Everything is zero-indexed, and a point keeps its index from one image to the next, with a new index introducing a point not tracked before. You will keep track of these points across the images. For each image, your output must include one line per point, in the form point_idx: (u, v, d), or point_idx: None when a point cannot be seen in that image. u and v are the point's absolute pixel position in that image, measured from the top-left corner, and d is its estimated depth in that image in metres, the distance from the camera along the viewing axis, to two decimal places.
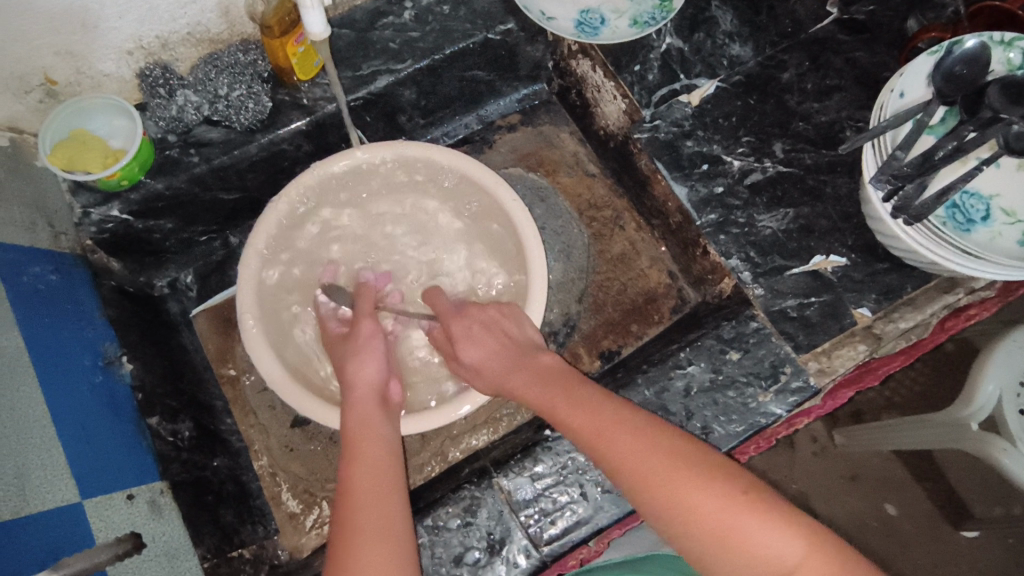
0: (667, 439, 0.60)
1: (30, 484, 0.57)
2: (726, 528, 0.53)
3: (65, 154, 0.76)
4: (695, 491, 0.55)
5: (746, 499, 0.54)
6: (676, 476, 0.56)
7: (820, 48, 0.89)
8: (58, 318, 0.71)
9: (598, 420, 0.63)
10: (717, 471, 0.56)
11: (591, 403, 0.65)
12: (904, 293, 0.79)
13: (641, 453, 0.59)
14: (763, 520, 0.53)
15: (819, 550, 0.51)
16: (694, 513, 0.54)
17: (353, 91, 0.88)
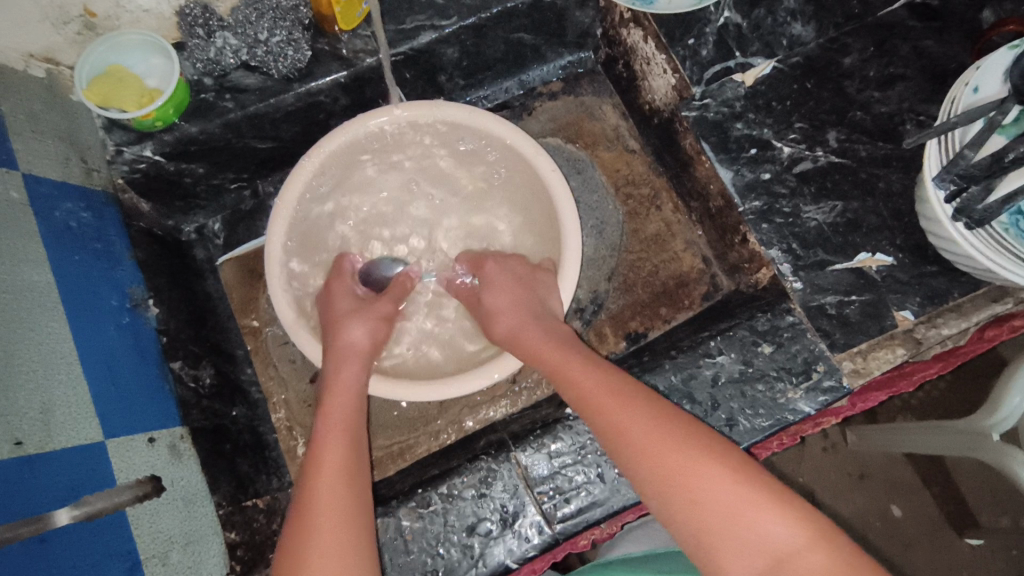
0: (666, 419, 0.60)
1: (54, 419, 0.57)
2: (724, 508, 0.53)
3: (101, 91, 0.75)
4: (692, 471, 0.55)
5: (748, 482, 0.54)
6: (675, 456, 0.57)
7: (887, 34, 0.85)
8: (88, 256, 0.71)
9: (597, 396, 0.64)
10: (720, 454, 0.56)
11: (588, 379, 0.66)
12: (950, 299, 0.76)
13: (638, 431, 0.59)
14: (765, 502, 0.53)
15: (819, 544, 0.50)
16: (694, 493, 0.54)
17: (396, 45, 0.85)
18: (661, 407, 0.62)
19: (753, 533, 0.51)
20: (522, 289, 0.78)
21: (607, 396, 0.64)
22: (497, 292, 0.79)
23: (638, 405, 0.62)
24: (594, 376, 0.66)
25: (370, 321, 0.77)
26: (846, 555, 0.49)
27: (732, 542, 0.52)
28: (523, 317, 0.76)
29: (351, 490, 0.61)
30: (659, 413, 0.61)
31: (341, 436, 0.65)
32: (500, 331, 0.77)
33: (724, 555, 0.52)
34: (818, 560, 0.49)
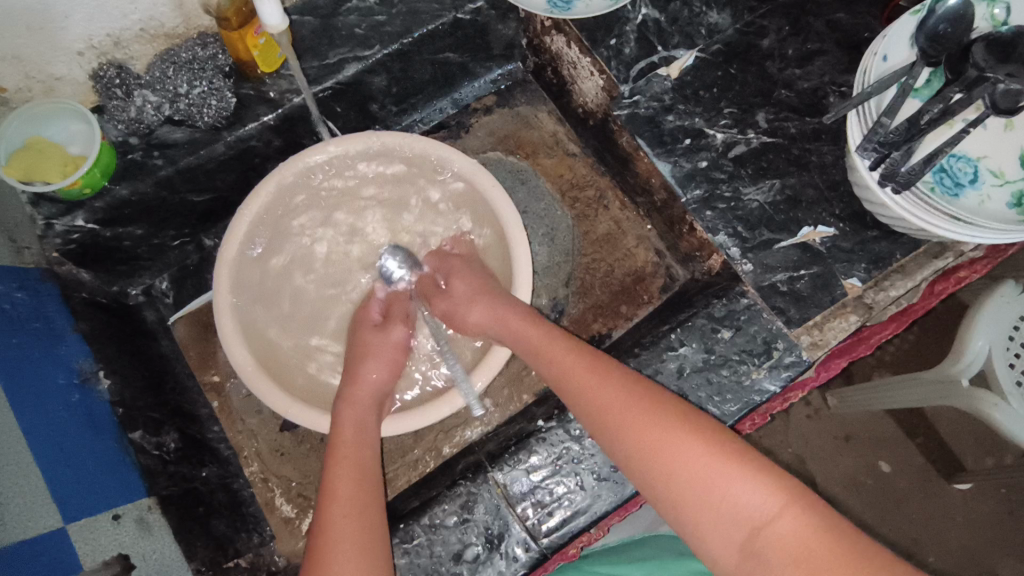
0: (650, 400, 0.60)
1: (7, 515, 0.55)
2: (702, 485, 0.54)
3: (22, 165, 0.72)
4: (671, 450, 0.56)
5: (726, 458, 0.55)
6: (657, 438, 0.57)
7: (800, 11, 0.87)
8: (28, 338, 0.69)
9: (579, 386, 0.64)
10: (703, 431, 0.57)
11: (571, 368, 0.65)
12: (894, 261, 0.78)
13: (622, 420, 0.60)
14: (741, 477, 0.53)
15: (793, 510, 0.52)
16: (674, 471, 0.55)
17: (320, 81, 0.84)
18: (643, 387, 0.62)
19: (729, 507, 0.53)
20: (478, 283, 0.78)
21: (589, 383, 0.63)
22: (457, 298, 0.78)
23: (620, 389, 0.62)
24: (575, 363, 0.66)
25: (387, 360, 0.76)
26: (818, 520, 0.51)
27: (712, 518, 0.53)
28: (493, 308, 0.74)
29: (363, 522, 0.60)
30: (644, 395, 0.61)
31: (353, 475, 0.64)
32: (467, 326, 0.77)
33: (705, 528, 0.54)
34: (791, 529, 0.51)
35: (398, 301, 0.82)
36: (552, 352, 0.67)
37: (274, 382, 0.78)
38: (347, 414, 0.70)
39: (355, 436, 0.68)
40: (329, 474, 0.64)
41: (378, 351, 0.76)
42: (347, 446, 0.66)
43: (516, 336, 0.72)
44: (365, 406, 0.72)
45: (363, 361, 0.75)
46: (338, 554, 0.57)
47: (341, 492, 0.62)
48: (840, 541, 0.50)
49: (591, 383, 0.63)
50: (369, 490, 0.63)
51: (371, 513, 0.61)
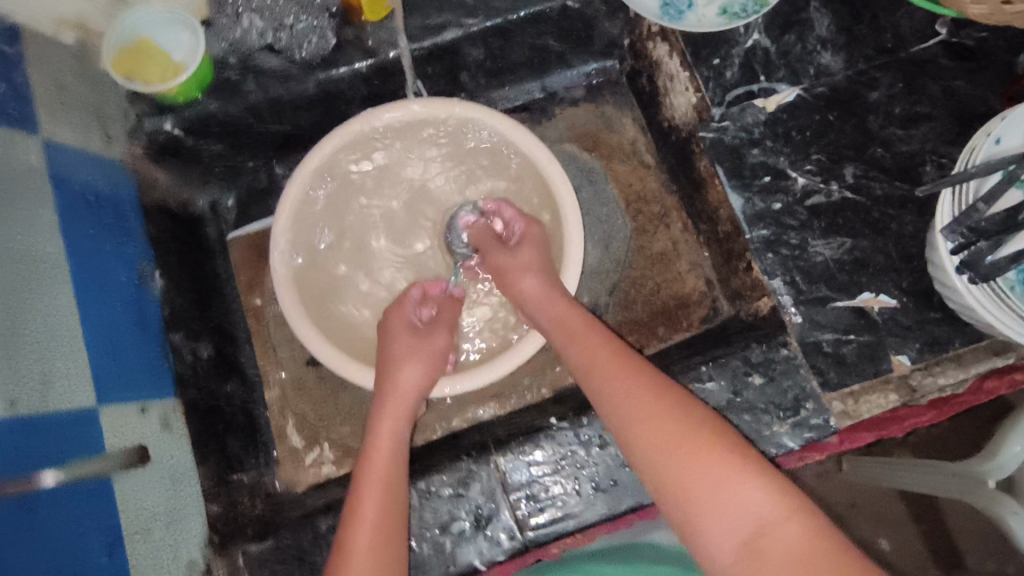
0: (673, 403, 0.61)
1: (52, 387, 0.58)
2: (707, 484, 0.54)
3: (128, 63, 0.78)
4: (682, 451, 0.57)
5: (738, 465, 0.55)
6: (671, 441, 0.58)
7: (918, 70, 0.83)
8: (101, 227, 0.73)
9: (608, 382, 0.65)
10: (716, 437, 0.57)
11: (597, 361, 0.67)
12: (950, 348, 0.75)
13: (638, 416, 0.61)
14: (749, 483, 0.53)
15: (798, 518, 0.51)
16: (684, 470, 0.56)
17: (420, 39, 0.85)
18: (670, 392, 0.62)
19: (733, 508, 0.52)
20: (540, 258, 0.78)
21: (618, 381, 0.64)
22: (515, 263, 0.78)
23: (645, 391, 0.62)
24: (610, 359, 0.66)
25: (428, 363, 0.76)
26: (822, 530, 0.50)
27: (714, 518, 0.53)
28: (545, 288, 0.75)
29: (386, 543, 0.62)
30: (670, 401, 0.61)
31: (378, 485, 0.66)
32: (510, 290, 0.78)
33: (705, 526, 0.53)
34: (793, 532, 0.50)
35: (447, 308, 0.82)
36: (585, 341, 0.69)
37: (303, 307, 0.80)
38: (382, 425, 0.71)
39: (387, 450, 0.69)
40: (356, 489, 0.66)
41: (417, 346, 0.76)
42: (378, 459, 0.68)
43: (563, 322, 0.72)
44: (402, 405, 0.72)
45: (404, 361, 0.75)
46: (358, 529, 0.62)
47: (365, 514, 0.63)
48: (844, 552, 0.48)
49: (615, 378, 0.65)
50: (393, 508, 0.65)
51: (393, 533, 0.63)
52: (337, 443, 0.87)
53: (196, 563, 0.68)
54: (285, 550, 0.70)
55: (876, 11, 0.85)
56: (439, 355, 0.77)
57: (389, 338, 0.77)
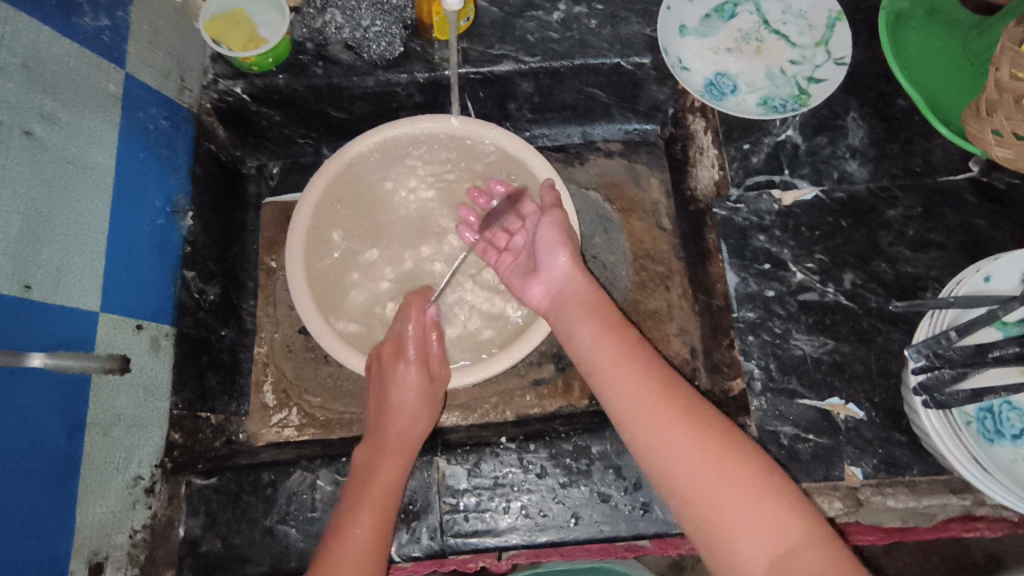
0: (698, 424, 0.59)
1: (64, 280, 0.66)
2: (738, 502, 0.54)
3: (217, 28, 0.86)
4: (711, 468, 0.56)
5: (765, 486, 0.54)
6: (698, 467, 0.57)
7: (940, 199, 0.85)
8: (152, 158, 0.81)
9: (632, 393, 0.63)
10: (741, 451, 0.57)
11: (621, 357, 0.65)
12: (907, 473, 0.75)
13: (664, 423, 0.60)
14: (778, 513, 0.53)
15: (825, 546, 0.51)
16: (715, 485, 0.55)
17: (478, 64, 0.92)
18: (694, 410, 0.60)
19: (763, 537, 0.52)
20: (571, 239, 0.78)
21: (643, 396, 0.62)
22: (543, 245, 0.77)
23: (669, 399, 0.61)
24: (635, 373, 0.64)
25: (427, 413, 0.78)
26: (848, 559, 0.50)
27: (743, 535, 0.53)
28: (575, 275, 0.75)
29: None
30: (694, 413, 0.60)
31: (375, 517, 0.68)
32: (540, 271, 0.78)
33: (735, 545, 0.53)
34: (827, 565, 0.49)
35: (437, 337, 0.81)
36: (608, 334, 0.68)
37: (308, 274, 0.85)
38: (387, 461, 0.73)
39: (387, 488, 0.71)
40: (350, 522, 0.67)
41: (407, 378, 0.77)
42: (376, 492, 0.70)
43: (590, 322, 0.70)
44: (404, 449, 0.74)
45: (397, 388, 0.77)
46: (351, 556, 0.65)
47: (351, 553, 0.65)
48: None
49: (639, 379, 0.63)
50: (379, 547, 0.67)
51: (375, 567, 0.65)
52: (305, 411, 0.92)
53: (142, 479, 0.72)
54: (225, 489, 0.75)
55: (911, 135, 0.87)
56: (435, 402, 0.79)
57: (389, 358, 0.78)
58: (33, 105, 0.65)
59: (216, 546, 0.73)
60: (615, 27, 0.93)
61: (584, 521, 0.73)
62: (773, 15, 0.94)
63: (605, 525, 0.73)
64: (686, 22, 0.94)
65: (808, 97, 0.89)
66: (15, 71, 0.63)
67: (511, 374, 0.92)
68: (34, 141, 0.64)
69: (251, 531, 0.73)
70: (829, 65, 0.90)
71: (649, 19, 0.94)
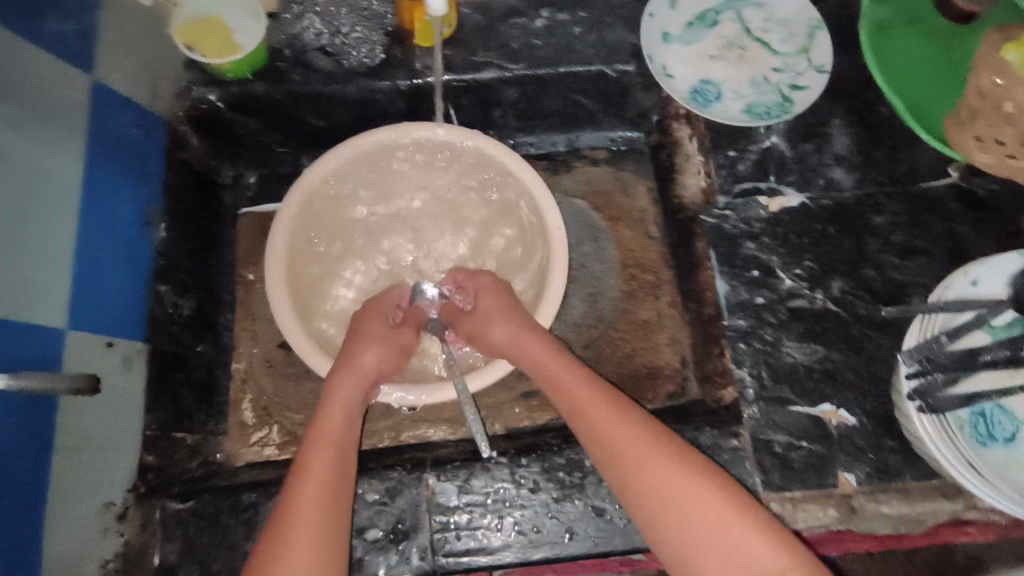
0: (666, 448, 0.63)
1: (28, 297, 0.62)
2: (707, 530, 0.58)
3: (192, 33, 0.84)
4: (683, 500, 0.59)
5: (734, 513, 0.58)
6: (671, 496, 0.60)
7: (924, 206, 0.85)
8: (122, 168, 0.77)
9: (602, 429, 0.65)
10: (710, 480, 0.60)
11: (588, 397, 0.68)
12: (900, 480, 0.75)
13: (633, 456, 0.63)
14: (714, 497, 0.59)
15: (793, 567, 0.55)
16: (687, 516, 0.58)
17: (461, 71, 0.90)
18: (663, 440, 0.64)
19: (733, 559, 0.56)
20: (506, 302, 0.79)
21: (611, 430, 0.65)
22: (484, 318, 0.78)
23: (638, 434, 0.64)
24: (600, 405, 0.67)
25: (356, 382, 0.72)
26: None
27: (713, 562, 0.57)
28: (516, 333, 0.75)
29: (329, 512, 0.61)
30: (661, 444, 0.63)
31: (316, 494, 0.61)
32: (485, 342, 0.78)
33: (708, 573, 0.57)
34: (755, 544, 0.56)
35: (379, 329, 0.79)
36: (573, 377, 0.71)
37: (288, 286, 0.81)
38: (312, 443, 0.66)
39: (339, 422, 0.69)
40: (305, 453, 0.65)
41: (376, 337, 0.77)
42: (325, 435, 0.67)
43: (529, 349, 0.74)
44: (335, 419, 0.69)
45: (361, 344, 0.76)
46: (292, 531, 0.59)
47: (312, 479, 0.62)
48: None
49: (607, 417, 0.66)
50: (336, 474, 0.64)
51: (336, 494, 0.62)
52: (285, 428, 0.89)
53: (113, 505, 0.68)
54: (202, 512, 0.71)
55: (894, 142, 0.88)
56: (366, 379, 0.73)
57: (356, 334, 0.78)
58: None
59: (193, 573, 0.70)
60: (599, 34, 0.93)
61: (579, 537, 0.72)
62: (754, 23, 0.95)
63: (600, 540, 0.72)
64: (670, 29, 0.94)
65: (793, 104, 0.89)
66: None
67: (499, 387, 0.90)
68: None
69: (230, 556, 0.70)
70: (811, 72, 0.90)
71: (633, 27, 0.93)
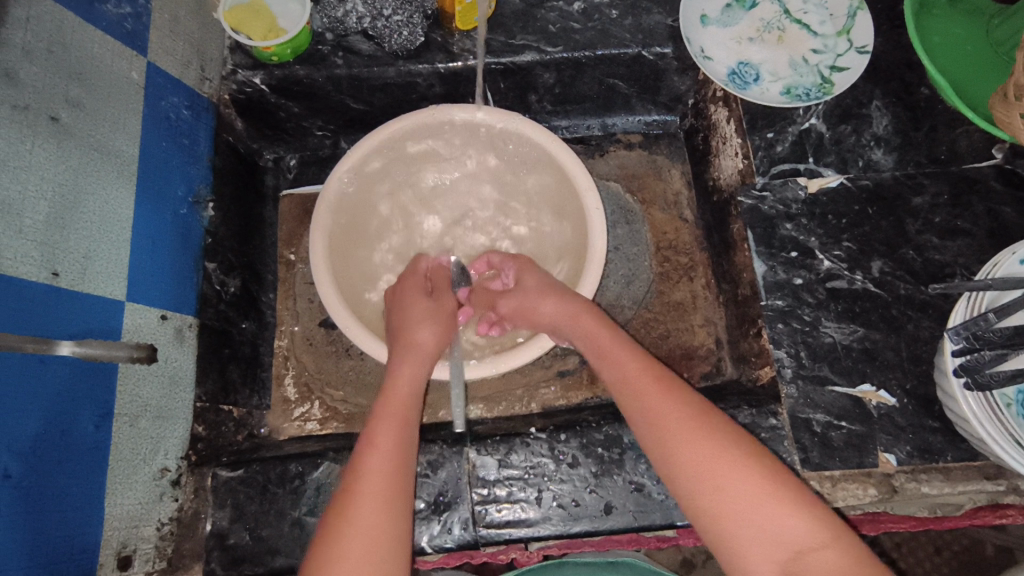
0: (705, 422, 0.61)
1: (92, 268, 0.64)
2: (743, 502, 0.55)
3: (237, 17, 0.85)
4: (718, 470, 0.57)
5: (773, 490, 0.55)
6: (708, 467, 0.58)
7: (966, 186, 0.84)
8: (173, 148, 0.79)
9: (644, 400, 0.65)
10: (748, 455, 0.58)
11: (631, 369, 0.68)
12: (941, 459, 0.74)
13: (673, 428, 0.61)
14: (741, 464, 0.57)
15: (832, 545, 0.52)
16: (723, 489, 0.56)
17: (499, 54, 0.91)
18: (705, 414, 0.62)
19: (772, 533, 0.53)
20: (547, 281, 0.80)
21: (653, 402, 0.64)
22: (531, 292, 0.79)
23: (678, 407, 0.63)
24: (643, 377, 0.67)
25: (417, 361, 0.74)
26: (857, 558, 0.51)
27: (749, 536, 0.54)
28: (565, 307, 0.76)
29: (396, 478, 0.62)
30: (701, 417, 0.62)
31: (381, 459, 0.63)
32: (535, 318, 0.78)
33: (743, 547, 0.54)
34: (785, 512, 0.54)
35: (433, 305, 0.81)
36: (619, 351, 0.70)
37: (330, 263, 0.83)
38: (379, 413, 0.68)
39: (399, 394, 0.70)
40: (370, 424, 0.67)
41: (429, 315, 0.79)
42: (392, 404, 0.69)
43: (579, 321, 0.74)
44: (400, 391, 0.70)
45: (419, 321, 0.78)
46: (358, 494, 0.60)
47: (377, 447, 0.64)
48: None
49: (649, 389, 0.65)
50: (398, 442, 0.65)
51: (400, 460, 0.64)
52: (327, 404, 0.92)
53: (168, 471, 0.71)
54: (252, 481, 0.74)
55: (935, 123, 0.87)
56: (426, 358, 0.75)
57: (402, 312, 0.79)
58: (58, 91, 0.63)
59: (244, 538, 0.72)
60: (636, 18, 0.93)
61: (618, 511, 0.73)
62: (793, 5, 0.94)
63: (639, 514, 0.72)
64: (708, 11, 0.94)
65: (832, 85, 0.89)
66: (42, 55, 0.62)
67: (535, 366, 0.91)
68: (60, 127, 0.63)
69: (279, 524, 0.72)
70: (851, 54, 0.90)
71: (670, 10, 0.94)
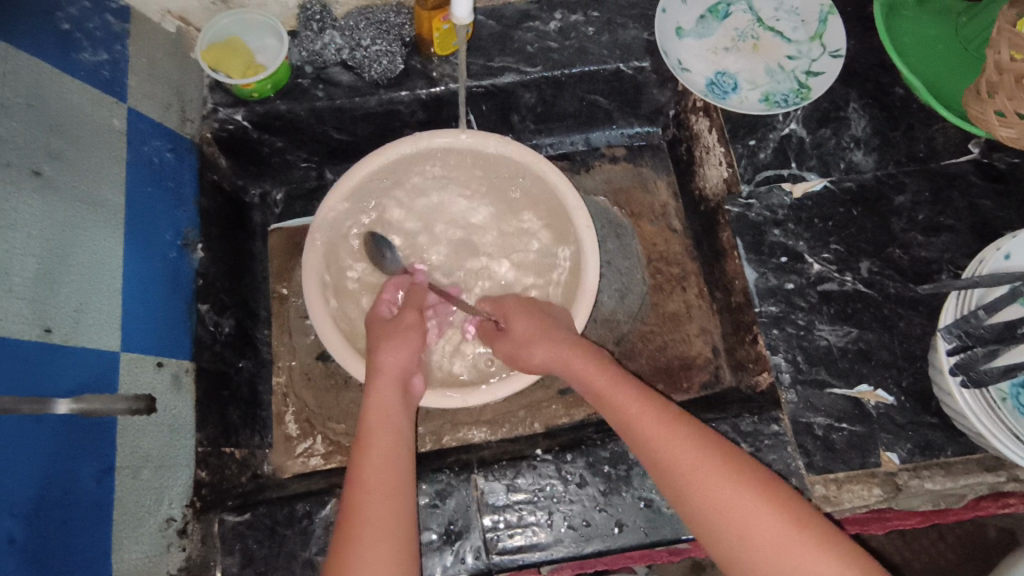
0: (722, 460, 0.60)
1: (83, 321, 0.63)
2: (774, 543, 0.53)
3: (215, 56, 0.85)
4: (741, 511, 0.56)
5: (799, 526, 0.54)
6: (731, 506, 0.56)
7: (946, 183, 0.86)
8: (158, 192, 0.79)
9: (657, 439, 0.63)
10: (770, 491, 0.57)
11: (638, 410, 0.65)
12: (942, 455, 0.75)
13: (691, 466, 0.60)
14: (765, 501, 0.56)
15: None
16: (751, 530, 0.55)
17: (479, 78, 0.92)
18: (719, 450, 0.61)
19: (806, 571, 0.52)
20: (528, 328, 0.78)
21: (667, 438, 0.62)
22: (520, 332, 0.78)
23: (692, 445, 0.61)
24: (651, 414, 0.65)
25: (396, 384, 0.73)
26: None
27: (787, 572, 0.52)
28: (550, 338, 0.75)
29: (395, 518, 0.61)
30: (715, 454, 0.60)
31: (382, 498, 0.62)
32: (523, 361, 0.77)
33: None
34: (814, 550, 0.52)
35: (411, 326, 0.79)
36: (620, 390, 0.68)
37: (324, 299, 0.82)
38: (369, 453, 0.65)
39: (388, 430, 0.68)
40: (356, 459, 0.65)
41: (402, 338, 0.77)
42: (381, 439, 0.67)
43: (560, 351, 0.74)
44: (387, 428, 0.68)
45: (384, 347, 0.76)
46: (365, 534, 0.58)
47: (374, 481, 0.63)
48: None
49: (663, 424, 0.64)
50: (398, 477, 0.64)
51: (401, 493, 0.63)
52: (329, 438, 0.92)
53: (173, 521, 0.70)
54: (258, 524, 0.73)
55: (912, 122, 0.89)
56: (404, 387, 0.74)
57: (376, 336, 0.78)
58: (39, 145, 0.63)
59: None
60: (612, 34, 0.94)
61: (629, 528, 0.73)
62: (765, 13, 0.96)
63: (651, 530, 0.72)
64: (682, 24, 0.95)
65: (809, 91, 0.90)
66: (21, 110, 0.62)
67: (536, 386, 0.91)
68: (43, 181, 0.62)
69: (290, 565, 0.72)
70: (825, 58, 0.91)
71: (645, 24, 0.95)
